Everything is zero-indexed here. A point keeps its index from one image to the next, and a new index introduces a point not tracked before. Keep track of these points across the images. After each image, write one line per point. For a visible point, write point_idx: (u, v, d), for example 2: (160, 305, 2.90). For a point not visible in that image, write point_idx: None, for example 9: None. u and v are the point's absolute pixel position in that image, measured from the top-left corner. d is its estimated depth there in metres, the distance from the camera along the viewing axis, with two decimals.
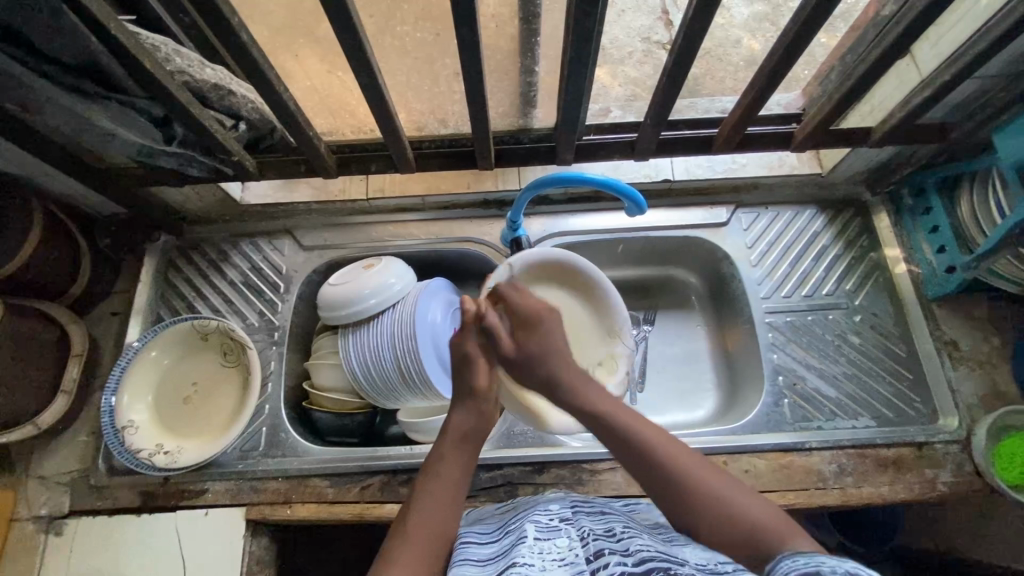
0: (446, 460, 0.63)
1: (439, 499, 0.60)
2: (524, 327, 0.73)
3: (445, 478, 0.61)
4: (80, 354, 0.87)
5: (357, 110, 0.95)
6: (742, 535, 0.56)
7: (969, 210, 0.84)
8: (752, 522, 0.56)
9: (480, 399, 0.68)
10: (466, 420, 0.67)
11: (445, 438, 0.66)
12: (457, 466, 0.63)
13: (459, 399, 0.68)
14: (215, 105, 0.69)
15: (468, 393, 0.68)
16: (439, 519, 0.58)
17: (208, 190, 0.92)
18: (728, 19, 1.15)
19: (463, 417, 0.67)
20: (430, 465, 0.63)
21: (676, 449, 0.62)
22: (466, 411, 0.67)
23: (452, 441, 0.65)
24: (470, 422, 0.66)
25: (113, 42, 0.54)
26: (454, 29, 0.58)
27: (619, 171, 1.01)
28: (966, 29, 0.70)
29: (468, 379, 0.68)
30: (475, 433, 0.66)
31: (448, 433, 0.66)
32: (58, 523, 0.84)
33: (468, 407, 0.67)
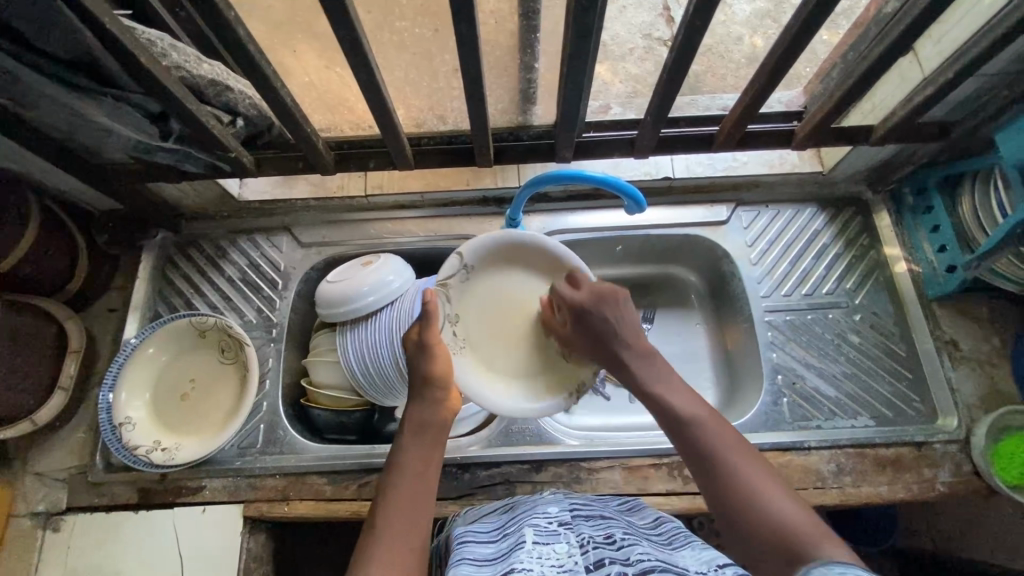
0: (410, 453, 0.62)
1: (404, 492, 0.58)
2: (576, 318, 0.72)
3: (410, 471, 0.60)
4: (78, 351, 0.87)
5: (355, 106, 0.95)
6: (774, 537, 0.50)
7: (970, 209, 0.84)
8: (786, 524, 0.50)
9: (433, 388, 0.67)
10: (422, 410, 0.65)
11: (404, 431, 0.64)
12: (422, 457, 0.61)
13: (415, 390, 0.67)
14: (212, 101, 0.69)
15: (422, 382, 0.67)
16: (409, 513, 0.56)
17: (206, 186, 0.91)
18: (729, 15, 1.14)
19: (420, 407, 0.66)
20: (393, 460, 0.62)
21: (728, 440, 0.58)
22: (424, 403, 0.66)
23: (412, 432, 0.64)
24: (426, 411, 0.65)
25: (109, 38, 0.53)
26: (452, 25, 0.58)
27: (619, 169, 1.00)
28: (969, 27, 0.69)
29: (424, 367, 0.68)
30: (433, 421, 0.64)
31: (406, 427, 0.64)
32: (56, 519, 0.84)
33: (425, 399, 0.66)
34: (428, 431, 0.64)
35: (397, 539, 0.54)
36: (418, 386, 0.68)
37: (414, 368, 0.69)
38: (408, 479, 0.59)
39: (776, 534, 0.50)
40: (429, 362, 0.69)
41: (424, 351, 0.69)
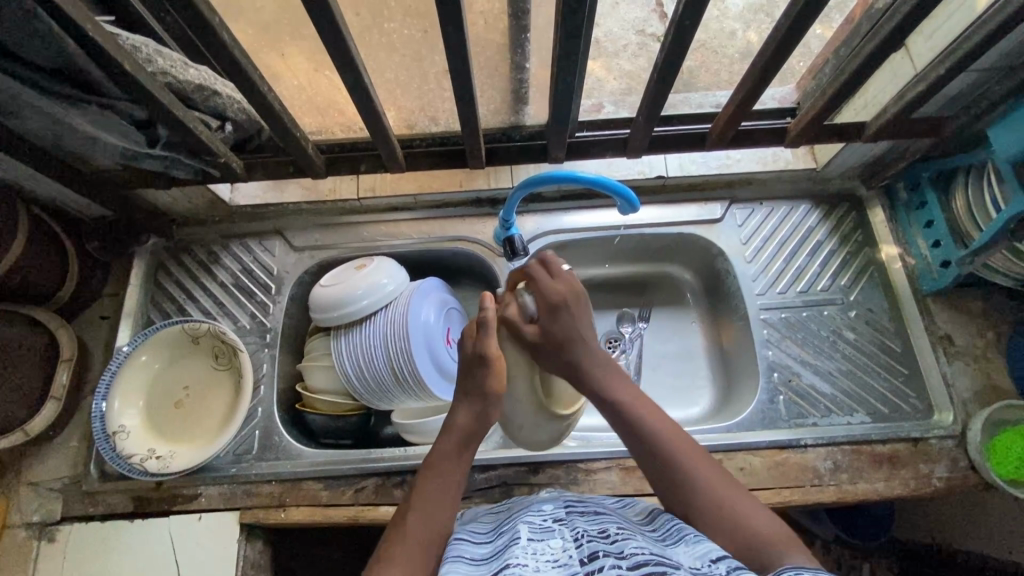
0: (449, 461, 0.61)
1: (430, 501, 0.58)
2: (550, 311, 0.68)
3: (441, 481, 0.60)
4: (69, 360, 0.86)
5: (345, 109, 0.95)
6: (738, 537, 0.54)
7: (963, 205, 0.84)
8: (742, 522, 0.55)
9: (490, 400, 0.64)
10: (468, 421, 0.63)
11: (446, 436, 0.63)
12: (456, 470, 0.61)
13: (465, 392, 0.65)
14: (200, 106, 0.68)
15: (478, 394, 0.64)
16: (431, 519, 0.57)
17: (197, 192, 0.91)
18: (723, 10, 1.13)
19: (462, 416, 0.64)
20: (430, 463, 0.62)
21: (692, 451, 0.61)
22: (471, 405, 0.64)
23: (457, 441, 0.63)
24: (470, 420, 0.64)
25: (92, 45, 0.52)
26: (439, 27, 0.57)
27: (612, 168, 0.99)
28: (961, 21, 0.69)
29: (481, 379, 0.64)
30: (479, 433, 0.63)
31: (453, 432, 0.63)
32: (50, 529, 0.83)
33: (473, 402, 0.64)
34: (471, 443, 0.63)
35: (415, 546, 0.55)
36: (475, 399, 0.64)
37: (471, 377, 0.65)
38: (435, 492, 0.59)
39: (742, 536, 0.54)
40: (485, 373, 0.64)
41: (484, 364, 0.64)
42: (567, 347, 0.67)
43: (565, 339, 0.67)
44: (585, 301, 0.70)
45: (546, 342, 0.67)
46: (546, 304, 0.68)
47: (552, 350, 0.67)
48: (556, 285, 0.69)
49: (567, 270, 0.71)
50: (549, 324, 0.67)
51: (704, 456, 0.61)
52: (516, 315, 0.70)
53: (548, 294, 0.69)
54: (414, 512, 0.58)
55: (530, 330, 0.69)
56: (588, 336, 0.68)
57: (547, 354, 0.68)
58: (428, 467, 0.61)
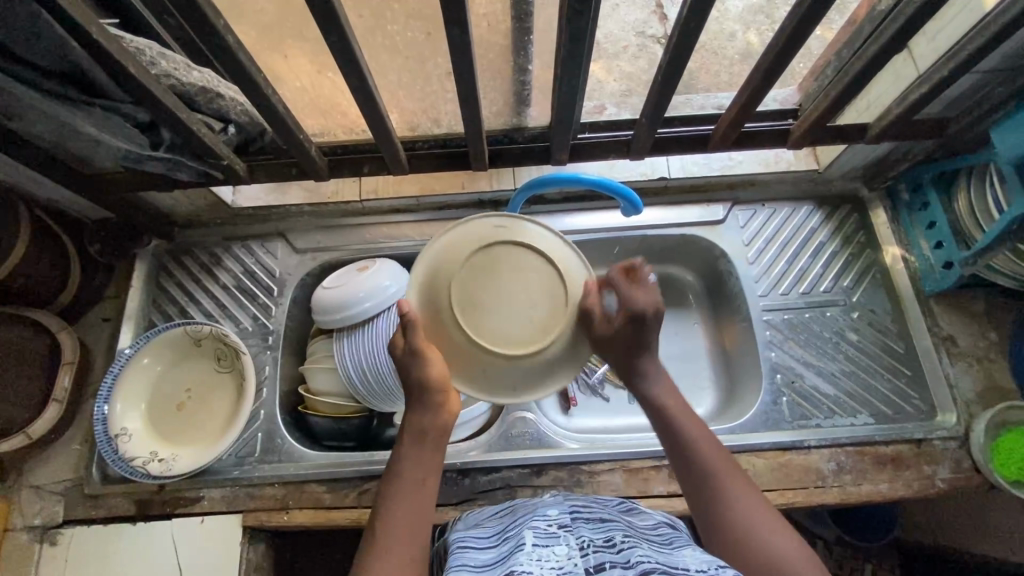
0: (407, 462, 0.59)
1: (401, 504, 0.57)
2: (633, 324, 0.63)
3: (407, 480, 0.58)
4: (72, 362, 0.85)
5: (349, 110, 0.94)
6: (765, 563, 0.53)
7: (966, 206, 0.84)
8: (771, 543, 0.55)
9: (433, 393, 0.59)
10: (420, 417, 0.61)
11: (402, 438, 0.61)
12: (421, 467, 0.59)
13: (413, 395, 0.61)
14: (203, 108, 0.68)
15: (420, 390, 0.60)
16: (402, 522, 0.56)
17: (199, 194, 0.91)
18: (723, 12, 1.13)
19: (415, 416, 0.61)
20: (391, 467, 0.60)
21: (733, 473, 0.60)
22: (419, 407, 0.61)
23: (411, 441, 0.60)
24: (422, 418, 0.61)
25: (96, 48, 0.52)
26: (444, 30, 0.57)
27: (614, 170, 1.00)
28: (964, 23, 0.69)
29: (418, 373, 0.59)
30: (432, 426, 0.60)
31: (406, 432, 0.61)
32: (53, 533, 0.83)
33: (419, 404, 0.60)
34: (428, 437, 0.60)
35: (391, 551, 0.54)
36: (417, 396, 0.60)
37: (409, 371, 0.60)
38: (404, 492, 0.58)
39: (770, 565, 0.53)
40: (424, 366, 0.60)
41: (418, 358, 0.59)
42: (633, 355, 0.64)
43: (636, 344, 0.64)
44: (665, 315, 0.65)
45: (617, 341, 0.62)
46: (627, 314, 0.62)
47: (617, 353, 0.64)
48: (639, 294, 0.63)
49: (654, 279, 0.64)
50: (627, 332, 0.62)
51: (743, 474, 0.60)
52: (601, 322, 0.61)
53: (632, 302, 0.62)
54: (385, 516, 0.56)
55: (606, 328, 0.61)
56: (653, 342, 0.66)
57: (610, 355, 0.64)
58: (388, 473, 0.60)
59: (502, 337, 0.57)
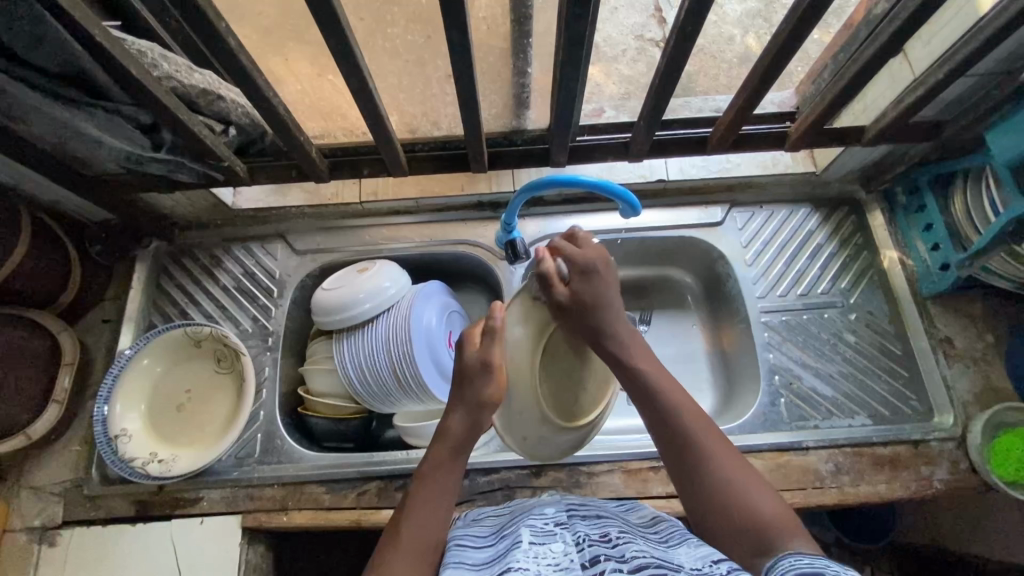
0: (442, 468, 0.61)
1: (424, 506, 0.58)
2: (581, 274, 0.68)
3: (435, 486, 0.60)
4: (72, 363, 0.86)
5: (348, 114, 0.95)
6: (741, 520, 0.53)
7: (962, 208, 0.84)
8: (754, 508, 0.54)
9: (488, 411, 0.64)
10: (460, 429, 0.63)
11: (438, 442, 0.63)
12: (448, 475, 0.61)
13: (463, 400, 0.64)
14: (204, 110, 0.68)
15: (473, 404, 0.64)
16: (425, 524, 0.57)
17: (200, 195, 0.91)
18: (721, 16, 1.14)
19: (456, 423, 0.64)
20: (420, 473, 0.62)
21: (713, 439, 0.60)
22: (465, 415, 0.64)
23: (449, 449, 0.62)
24: (464, 429, 0.63)
25: (99, 50, 0.53)
26: (444, 33, 0.58)
27: (614, 172, 1.00)
28: (959, 27, 0.70)
29: (479, 392, 0.64)
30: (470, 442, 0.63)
31: (441, 440, 0.63)
32: (52, 534, 0.83)
33: (468, 412, 0.64)
34: (463, 449, 0.63)
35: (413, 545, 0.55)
36: (471, 404, 0.64)
37: (468, 381, 0.65)
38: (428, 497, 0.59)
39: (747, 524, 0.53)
40: (486, 383, 0.65)
41: (487, 372, 0.64)
42: (597, 313, 0.66)
43: (597, 299, 0.67)
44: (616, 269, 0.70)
45: (578, 303, 0.67)
46: (581, 269, 0.68)
47: (581, 315, 0.67)
48: (585, 250, 0.70)
49: (596, 240, 0.71)
50: (582, 284, 0.67)
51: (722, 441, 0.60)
52: (551, 271, 0.68)
53: (579, 258, 0.68)
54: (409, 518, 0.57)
55: (564, 290, 0.67)
56: (615, 303, 0.68)
57: (579, 318, 0.67)
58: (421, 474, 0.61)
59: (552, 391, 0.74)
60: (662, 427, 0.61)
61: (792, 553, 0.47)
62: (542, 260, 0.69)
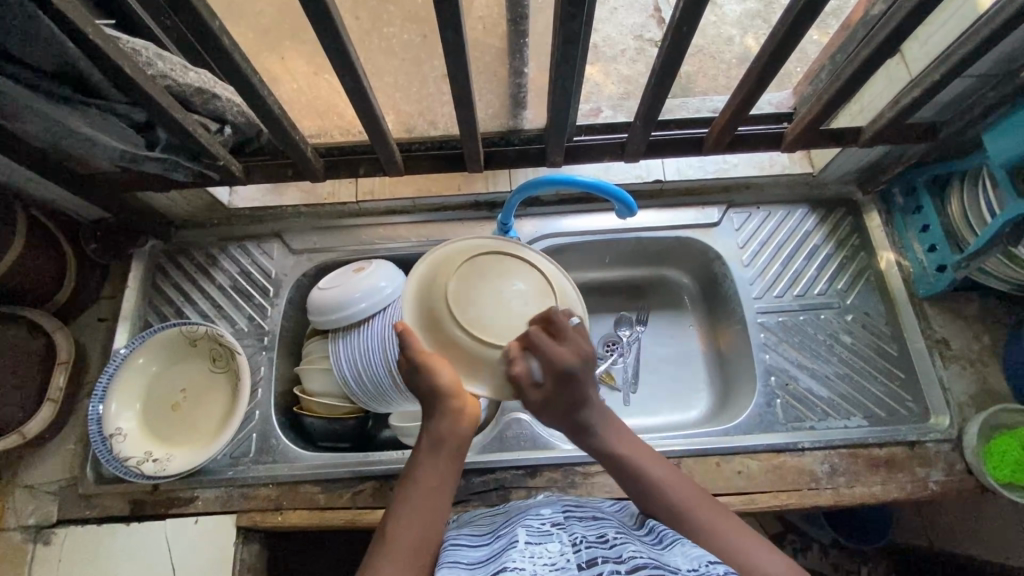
0: (429, 467, 0.58)
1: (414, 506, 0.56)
2: (563, 381, 0.58)
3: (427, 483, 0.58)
4: (66, 362, 0.85)
5: (344, 112, 0.94)
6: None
7: (958, 210, 0.84)
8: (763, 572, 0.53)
9: (445, 400, 0.58)
10: (440, 424, 0.59)
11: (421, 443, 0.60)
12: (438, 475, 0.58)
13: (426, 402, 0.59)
14: (199, 109, 0.68)
15: (432, 396, 0.58)
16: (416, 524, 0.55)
17: (196, 194, 0.91)
18: (719, 16, 1.14)
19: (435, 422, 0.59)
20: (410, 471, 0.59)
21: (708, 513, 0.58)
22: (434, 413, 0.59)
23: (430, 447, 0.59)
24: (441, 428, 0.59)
25: (93, 49, 0.53)
26: (439, 32, 0.58)
27: (610, 172, 1.00)
28: (955, 28, 0.70)
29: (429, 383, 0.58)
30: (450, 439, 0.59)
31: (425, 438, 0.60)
32: (46, 533, 0.83)
33: (436, 411, 0.59)
34: (446, 445, 0.59)
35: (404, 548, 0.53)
36: (432, 402, 0.59)
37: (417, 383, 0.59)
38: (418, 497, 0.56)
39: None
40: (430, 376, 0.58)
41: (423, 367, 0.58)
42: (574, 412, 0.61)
43: (575, 402, 0.60)
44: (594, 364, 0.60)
45: (550, 404, 0.59)
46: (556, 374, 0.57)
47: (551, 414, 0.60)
48: (563, 352, 0.57)
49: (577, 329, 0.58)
50: (560, 390, 0.58)
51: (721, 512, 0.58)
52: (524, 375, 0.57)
53: (556, 362, 0.56)
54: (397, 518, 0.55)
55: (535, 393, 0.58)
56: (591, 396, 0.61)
57: (556, 410, 0.60)
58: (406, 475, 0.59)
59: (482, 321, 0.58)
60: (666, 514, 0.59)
61: None
62: (513, 363, 0.57)
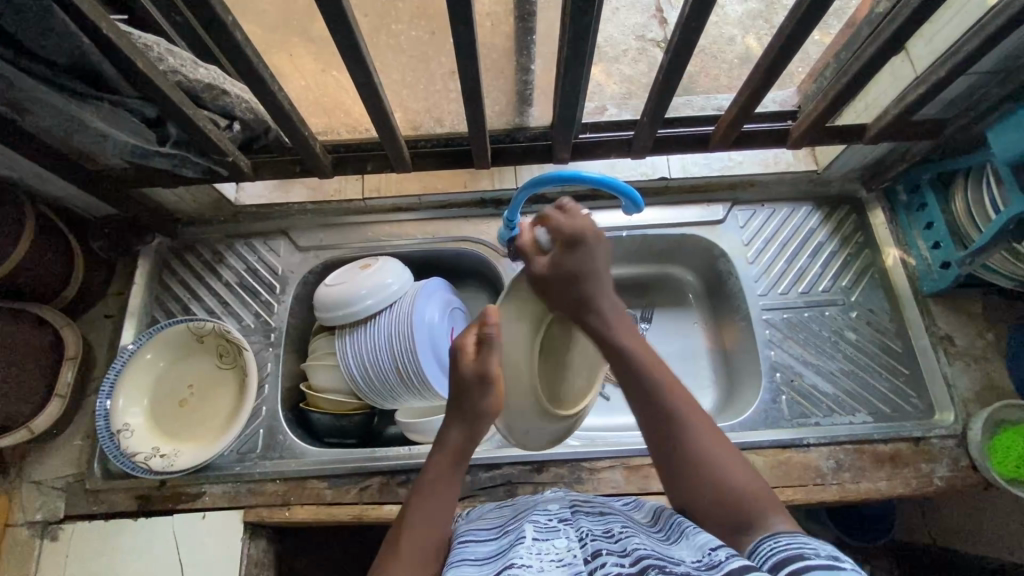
0: (444, 479, 0.61)
1: (426, 512, 0.58)
2: (567, 248, 0.71)
3: (439, 493, 0.60)
4: (74, 357, 0.86)
5: (351, 109, 0.96)
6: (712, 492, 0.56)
7: (963, 208, 0.84)
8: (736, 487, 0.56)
9: (483, 418, 0.66)
10: (463, 437, 0.65)
11: (439, 453, 0.64)
12: (450, 487, 0.61)
13: (461, 413, 0.66)
14: (208, 104, 0.69)
15: (475, 414, 0.65)
16: (428, 529, 0.57)
17: (203, 191, 0.92)
18: (722, 16, 1.14)
19: (458, 433, 0.65)
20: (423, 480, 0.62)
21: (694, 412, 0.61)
22: (464, 425, 0.65)
23: (451, 459, 0.63)
24: (464, 439, 0.65)
25: (106, 42, 0.53)
26: (450, 27, 0.58)
27: (616, 169, 1.01)
28: (960, 26, 0.70)
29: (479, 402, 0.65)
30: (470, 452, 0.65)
31: (445, 449, 0.64)
32: (53, 528, 0.83)
33: (466, 423, 0.65)
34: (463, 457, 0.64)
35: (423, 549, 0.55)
36: (469, 418, 0.65)
37: (468, 398, 0.65)
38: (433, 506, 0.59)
39: (728, 500, 0.55)
40: (483, 397, 0.66)
41: (484, 385, 0.65)
42: (581, 283, 0.69)
43: (577, 272, 0.70)
44: (604, 244, 0.72)
45: (559, 271, 0.70)
46: (566, 239, 0.71)
47: (557, 281, 0.71)
48: (576, 222, 0.71)
49: (585, 212, 0.73)
50: (565, 257, 0.70)
51: (709, 420, 0.62)
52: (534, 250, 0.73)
53: (567, 229, 0.71)
54: (410, 525, 0.57)
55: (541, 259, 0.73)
56: (600, 269, 0.70)
57: (565, 284, 0.70)
58: (423, 482, 0.62)
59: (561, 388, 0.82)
60: (649, 409, 0.62)
61: (771, 533, 0.50)
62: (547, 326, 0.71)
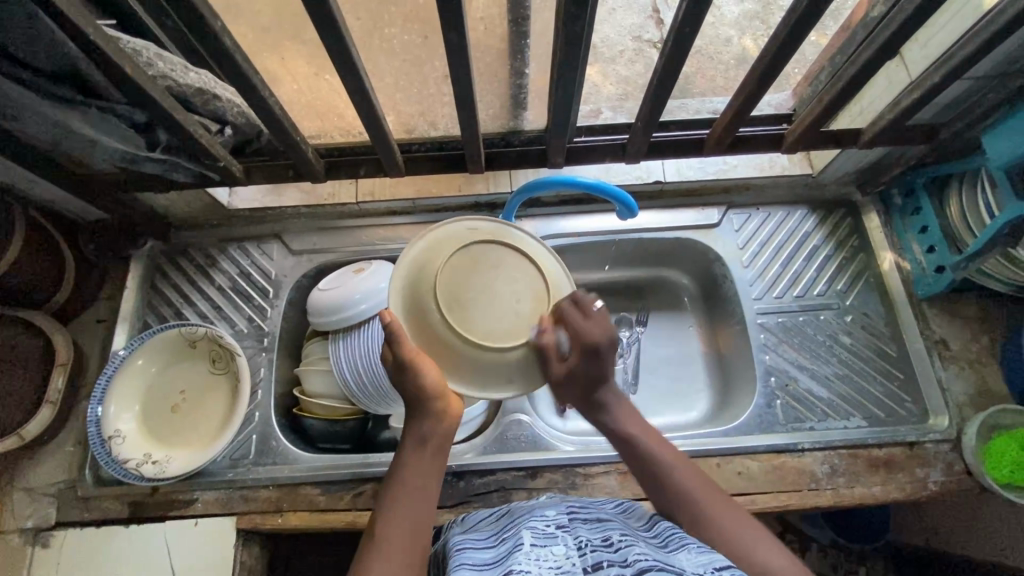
0: (413, 466, 0.58)
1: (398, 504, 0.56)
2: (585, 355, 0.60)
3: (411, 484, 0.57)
4: (65, 364, 0.85)
5: (344, 113, 0.94)
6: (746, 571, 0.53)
7: (957, 211, 0.84)
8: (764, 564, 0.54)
9: (428, 401, 0.58)
10: (422, 424, 0.60)
11: (405, 446, 0.60)
12: (423, 476, 0.58)
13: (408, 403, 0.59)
14: (199, 110, 0.68)
15: (415, 400, 0.58)
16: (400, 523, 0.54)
17: (195, 195, 0.91)
18: (718, 17, 1.14)
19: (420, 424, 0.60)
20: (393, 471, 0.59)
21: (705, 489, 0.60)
22: (415, 412, 0.59)
23: (416, 447, 0.59)
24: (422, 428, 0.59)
25: (93, 49, 0.52)
26: (441, 33, 0.58)
27: (611, 174, 1.01)
28: (954, 31, 0.70)
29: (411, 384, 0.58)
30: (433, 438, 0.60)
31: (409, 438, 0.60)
32: (44, 535, 0.82)
33: (417, 410, 0.59)
34: (429, 445, 0.59)
35: (397, 554, 0.53)
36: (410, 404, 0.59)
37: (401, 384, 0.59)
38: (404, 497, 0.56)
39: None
40: (413, 377, 0.58)
41: (405, 371, 0.58)
42: (591, 385, 0.64)
43: (591, 377, 0.63)
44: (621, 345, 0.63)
45: (570, 379, 0.61)
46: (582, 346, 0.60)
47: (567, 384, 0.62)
48: (593, 328, 0.60)
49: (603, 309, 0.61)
50: (579, 365, 0.60)
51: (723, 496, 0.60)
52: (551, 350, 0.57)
53: (585, 337, 0.59)
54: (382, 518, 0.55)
55: (560, 368, 0.59)
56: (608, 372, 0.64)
57: (572, 387, 0.63)
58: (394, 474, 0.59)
59: (485, 328, 0.55)
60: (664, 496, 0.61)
61: None
62: (543, 332, 0.57)
